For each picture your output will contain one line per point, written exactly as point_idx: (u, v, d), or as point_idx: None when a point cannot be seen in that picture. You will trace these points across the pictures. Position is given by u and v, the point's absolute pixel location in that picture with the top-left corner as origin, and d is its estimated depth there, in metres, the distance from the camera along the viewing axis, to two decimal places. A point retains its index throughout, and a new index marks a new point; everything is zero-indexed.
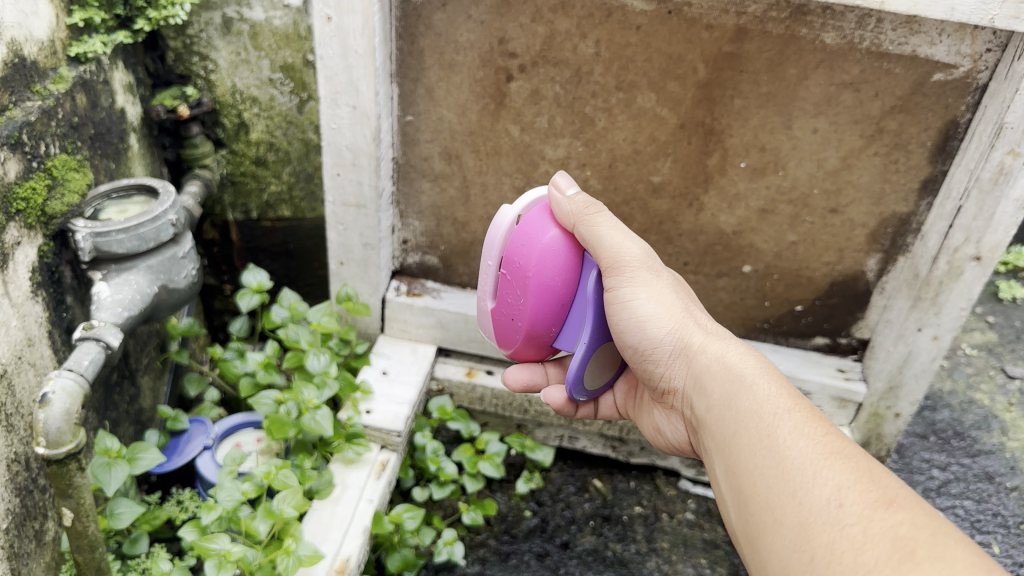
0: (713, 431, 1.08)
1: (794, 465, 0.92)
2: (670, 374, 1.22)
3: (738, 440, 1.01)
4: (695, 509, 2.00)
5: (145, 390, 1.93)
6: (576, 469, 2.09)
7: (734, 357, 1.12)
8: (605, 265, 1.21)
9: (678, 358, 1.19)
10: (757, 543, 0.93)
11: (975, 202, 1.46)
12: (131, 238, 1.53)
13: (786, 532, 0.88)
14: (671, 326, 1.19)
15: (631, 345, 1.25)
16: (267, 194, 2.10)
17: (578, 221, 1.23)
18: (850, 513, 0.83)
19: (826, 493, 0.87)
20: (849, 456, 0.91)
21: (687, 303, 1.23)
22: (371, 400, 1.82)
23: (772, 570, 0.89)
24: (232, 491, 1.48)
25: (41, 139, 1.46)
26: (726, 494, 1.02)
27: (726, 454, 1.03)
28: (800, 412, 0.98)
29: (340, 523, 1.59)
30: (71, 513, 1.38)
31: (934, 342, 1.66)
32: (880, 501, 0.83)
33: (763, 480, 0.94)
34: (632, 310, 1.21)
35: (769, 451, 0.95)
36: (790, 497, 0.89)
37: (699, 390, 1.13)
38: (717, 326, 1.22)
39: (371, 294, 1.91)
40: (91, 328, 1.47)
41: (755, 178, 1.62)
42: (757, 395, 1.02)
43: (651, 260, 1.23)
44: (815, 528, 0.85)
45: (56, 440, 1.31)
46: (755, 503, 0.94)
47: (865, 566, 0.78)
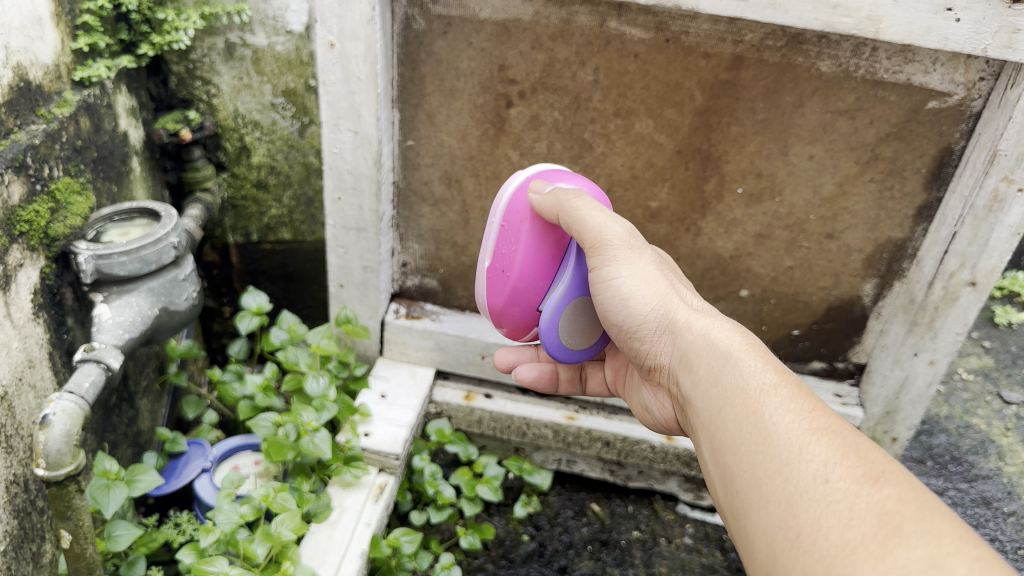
0: (698, 409, 1.05)
1: (778, 440, 0.89)
2: (656, 354, 1.18)
3: (722, 415, 0.98)
4: (692, 533, 2.00)
5: (143, 412, 1.93)
6: (574, 493, 2.08)
7: (719, 333, 1.07)
8: (589, 246, 1.20)
9: (662, 339, 1.15)
10: (743, 521, 0.90)
11: (970, 228, 1.48)
12: (132, 260, 1.54)
13: (772, 509, 0.85)
14: (654, 303, 1.15)
15: (618, 323, 1.23)
16: (267, 218, 2.11)
17: (560, 210, 1.23)
18: (837, 489, 0.81)
19: (812, 469, 0.84)
20: (835, 431, 0.88)
21: (672, 280, 1.18)
22: (370, 423, 1.82)
23: (758, 549, 0.87)
24: (230, 514, 1.48)
25: (45, 162, 1.48)
26: (713, 473, 0.99)
27: (712, 431, 1.00)
28: (787, 387, 0.95)
29: (337, 547, 1.59)
30: (69, 535, 1.39)
31: (931, 367, 1.67)
32: (867, 477, 0.81)
33: (747, 456, 0.91)
34: (618, 290, 1.18)
35: (754, 427, 0.92)
36: (775, 474, 0.87)
37: (683, 366, 1.10)
38: (705, 305, 1.17)
39: (370, 317, 1.92)
40: (92, 350, 1.47)
41: (752, 204, 1.64)
42: (742, 370, 0.99)
43: (633, 239, 1.20)
44: (801, 505, 0.82)
45: (56, 462, 1.31)
46: (741, 479, 0.91)
47: (851, 543, 0.76)
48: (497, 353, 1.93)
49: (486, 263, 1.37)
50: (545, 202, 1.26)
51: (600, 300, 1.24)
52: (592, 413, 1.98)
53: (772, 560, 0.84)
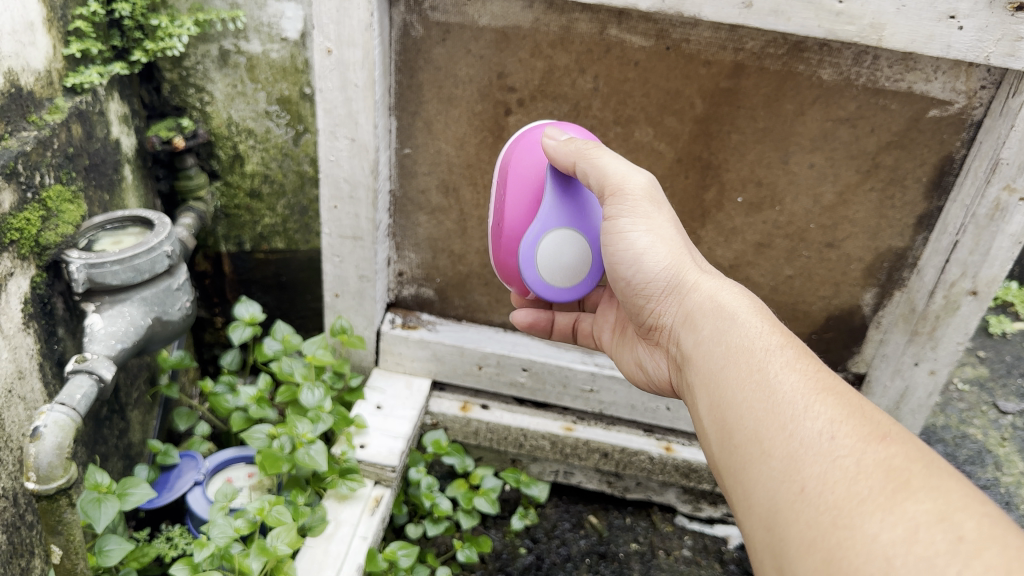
0: (700, 370, 1.02)
1: (784, 398, 0.86)
2: (661, 314, 1.16)
3: (726, 373, 0.95)
4: (691, 545, 1.98)
5: (134, 424, 1.90)
6: (571, 505, 2.06)
7: (727, 296, 1.05)
8: (609, 192, 1.17)
9: (670, 299, 1.13)
10: (741, 476, 0.87)
11: (972, 236, 1.47)
12: (125, 270, 1.51)
13: (774, 465, 0.82)
14: (668, 260, 1.12)
15: (624, 278, 1.20)
16: (261, 227, 2.09)
17: (579, 158, 1.20)
18: (843, 445, 0.78)
19: (818, 426, 0.81)
20: (842, 392, 0.85)
21: (686, 243, 1.17)
22: (365, 435, 1.80)
23: (756, 505, 0.84)
24: (224, 528, 1.45)
25: (36, 169, 1.45)
26: (709, 431, 0.96)
27: (713, 390, 0.97)
28: (792, 349, 0.93)
29: (333, 561, 1.57)
30: (59, 551, 1.35)
31: (931, 376, 1.66)
32: (873, 435, 0.78)
33: (751, 413, 0.88)
34: (626, 247, 1.16)
35: (759, 385, 0.89)
36: (779, 430, 0.84)
37: (689, 327, 1.07)
38: (716, 271, 1.14)
39: (366, 327, 1.90)
40: (84, 361, 1.44)
41: (752, 213, 1.63)
42: (748, 331, 0.97)
43: (655, 192, 1.18)
44: (806, 461, 0.79)
45: (48, 475, 1.28)
46: (741, 436, 0.88)
47: (858, 496, 0.73)
48: (494, 364, 1.91)
49: (490, 220, 1.41)
50: (560, 148, 1.23)
51: (611, 250, 1.21)
52: (590, 424, 1.97)
53: (770, 514, 0.81)
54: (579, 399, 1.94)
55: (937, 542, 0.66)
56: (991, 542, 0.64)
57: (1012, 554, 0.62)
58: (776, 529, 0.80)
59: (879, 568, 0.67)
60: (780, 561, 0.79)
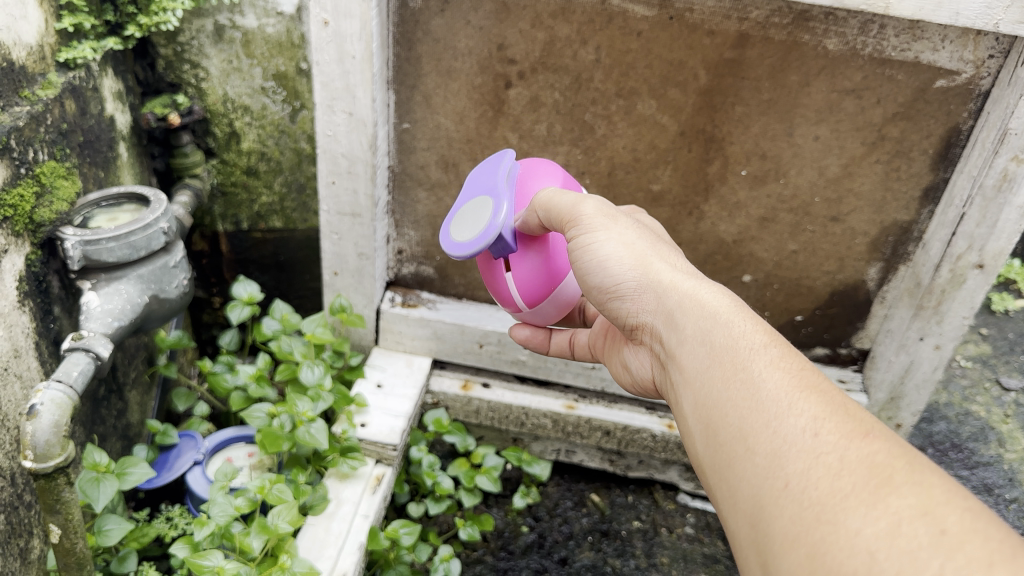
0: (681, 369, 0.98)
1: (767, 394, 0.83)
2: (636, 314, 1.07)
3: (707, 369, 0.92)
4: (694, 523, 1.97)
5: (132, 404, 1.88)
6: (573, 484, 2.05)
7: (706, 292, 1.00)
8: (564, 227, 1.11)
9: (644, 301, 1.05)
10: (725, 473, 0.84)
11: (978, 209, 1.46)
12: (121, 246, 1.49)
13: (758, 461, 0.79)
14: (635, 266, 1.05)
15: (593, 291, 1.13)
16: (258, 205, 2.07)
17: (536, 206, 1.15)
18: (825, 442, 0.75)
19: (801, 423, 0.78)
20: (824, 390, 0.82)
21: (653, 243, 1.11)
22: (366, 414, 1.79)
23: (740, 500, 0.81)
24: (225, 507, 1.44)
25: (30, 145, 1.42)
26: (693, 428, 0.93)
27: (695, 387, 0.94)
28: (776, 346, 0.89)
29: (334, 539, 1.56)
30: (58, 530, 1.33)
31: (937, 351, 1.65)
32: (857, 431, 0.75)
33: (733, 409, 0.85)
34: (590, 255, 1.09)
35: (741, 382, 0.86)
36: (762, 427, 0.81)
37: (665, 327, 1.02)
38: (690, 267, 1.08)
39: (365, 305, 1.88)
40: (81, 338, 1.43)
41: (756, 186, 1.61)
42: (730, 328, 0.93)
43: (606, 209, 1.12)
44: (789, 458, 0.76)
45: (45, 453, 1.26)
46: (724, 433, 0.85)
47: (840, 493, 0.70)
48: (495, 343, 1.90)
49: None
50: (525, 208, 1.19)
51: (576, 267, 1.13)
52: (592, 402, 1.96)
53: (755, 510, 0.78)
54: (581, 376, 1.92)
55: (920, 537, 0.62)
56: (973, 536, 0.61)
57: (995, 549, 0.60)
58: (761, 524, 0.77)
59: (862, 563, 0.64)
60: (764, 557, 0.76)
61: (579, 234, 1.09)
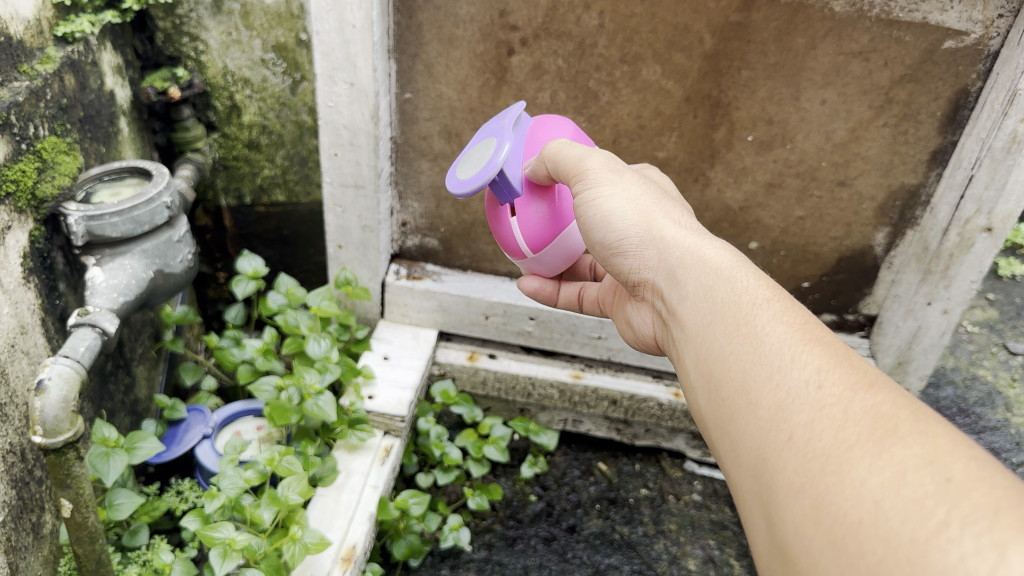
0: (686, 324, 0.97)
1: (770, 347, 0.82)
2: (639, 270, 1.07)
3: (710, 325, 0.90)
4: (701, 490, 1.98)
5: (140, 380, 1.88)
6: (580, 453, 2.06)
7: (709, 249, 0.99)
8: (571, 179, 1.11)
9: (646, 256, 1.05)
10: (728, 428, 0.83)
11: (987, 171, 1.44)
12: (125, 221, 1.48)
13: (761, 415, 0.78)
14: (638, 220, 1.05)
15: (597, 247, 1.13)
16: (260, 179, 2.06)
17: (543, 158, 1.15)
18: (830, 394, 0.73)
19: (805, 376, 0.77)
20: (828, 342, 0.80)
21: (659, 198, 1.10)
22: (373, 385, 1.79)
23: (743, 455, 0.79)
24: (235, 479, 1.44)
25: (30, 120, 1.42)
26: (696, 385, 0.92)
27: (698, 343, 0.92)
28: (780, 301, 0.88)
29: (344, 510, 1.58)
30: (69, 504, 1.33)
31: (944, 316, 1.64)
32: (861, 382, 0.74)
33: (736, 364, 0.84)
34: (594, 213, 1.09)
35: (745, 337, 0.85)
36: (766, 381, 0.79)
37: (669, 282, 1.01)
38: (693, 222, 1.07)
39: (370, 278, 1.87)
40: (87, 314, 1.43)
41: (762, 151, 1.59)
42: (734, 283, 0.92)
43: (612, 162, 1.12)
44: (794, 410, 0.75)
45: (54, 429, 1.26)
46: (727, 387, 0.84)
47: (845, 444, 0.68)
48: (501, 314, 1.89)
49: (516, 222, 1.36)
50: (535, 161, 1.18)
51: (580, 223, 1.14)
52: (598, 371, 1.96)
53: (758, 464, 0.77)
54: (587, 346, 1.92)
55: (925, 485, 0.61)
56: (981, 483, 0.59)
57: (1001, 495, 0.57)
58: (765, 477, 0.76)
59: (868, 512, 0.63)
60: (768, 509, 0.75)
61: (585, 187, 1.08)
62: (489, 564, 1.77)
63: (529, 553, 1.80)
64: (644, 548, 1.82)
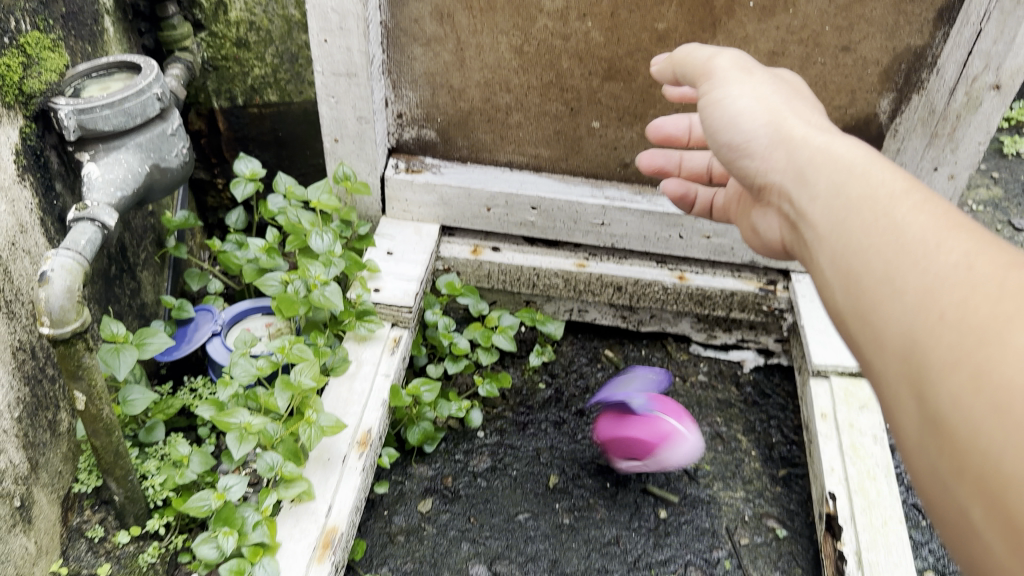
0: (814, 227, 0.88)
1: (913, 238, 0.74)
2: (764, 174, 1.01)
3: (842, 221, 0.83)
4: (706, 371, 2.00)
5: (145, 285, 1.89)
6: (587, 342, 2.08)
7: (840, 146, 0.91)
8: (699, 80, 1.12)
9: (772, 158, 0.98)
10: (868, 321, 0.74)
11: (996, 24, 1.45)
12: (116, 114, 1.47)
13: (906, 299, 0.70)
14: (765, 118, 1.01)
15: (722, 148, 1.07)
16: (251, 78, 2.01)
17: (673, 62, 1.18)
18: (982, 270, 0.66)
19: (954, 256, 0.69)
20: (975, 228, 0.73)
21: (792, 103, 1.04)
22: (378, 279, 1.78)
23: (886, 346, 0.71)
24: (247, 367, 1.47)
25: (10, 14, 1.37)
26: (827, 285, 0.83)
27: (830, 241, 0.84)
28: (920, 193, 0.80)
29: (358, 397, 1.61)
30: (83, 396, 1.34)
31: (951, 181, 1.68)
32: (1017, 260, 0.66)
33: (876, 254, 0.76)
34: (721, 115, 1.06)
35: (884, 228, 0.77)
36: (910, 268, 0.72)
37: (798, 183, 0.93)
38: (826, 122, 1.01)
39: (369, 173, 1.85)
40: (85, 209, 1.42)
41: (765, 18, 1.55)
42: (870, 178, 0.84)
43: (743, 63, 1.10)
44: (944, 292, 0.67)
45: (61, 320, 1.25)
46: (867, 279, 0.76)
47: (1006, 312, 0.61)
48: (502, 205, 1.88)
49: None
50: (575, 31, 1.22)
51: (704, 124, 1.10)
52: (603, 260, 1.95)
53: (904, 350, 0.69)
54: (590, 234, 1.91)
55: None
56: None
57: None
58: (913, 364, 0.67)
59: None
60: (916, 396, 0.66)
61: (712, 90, 1.08)
62: (501, 448, 1.81)
63: (540, 436, 1.84)
64: None
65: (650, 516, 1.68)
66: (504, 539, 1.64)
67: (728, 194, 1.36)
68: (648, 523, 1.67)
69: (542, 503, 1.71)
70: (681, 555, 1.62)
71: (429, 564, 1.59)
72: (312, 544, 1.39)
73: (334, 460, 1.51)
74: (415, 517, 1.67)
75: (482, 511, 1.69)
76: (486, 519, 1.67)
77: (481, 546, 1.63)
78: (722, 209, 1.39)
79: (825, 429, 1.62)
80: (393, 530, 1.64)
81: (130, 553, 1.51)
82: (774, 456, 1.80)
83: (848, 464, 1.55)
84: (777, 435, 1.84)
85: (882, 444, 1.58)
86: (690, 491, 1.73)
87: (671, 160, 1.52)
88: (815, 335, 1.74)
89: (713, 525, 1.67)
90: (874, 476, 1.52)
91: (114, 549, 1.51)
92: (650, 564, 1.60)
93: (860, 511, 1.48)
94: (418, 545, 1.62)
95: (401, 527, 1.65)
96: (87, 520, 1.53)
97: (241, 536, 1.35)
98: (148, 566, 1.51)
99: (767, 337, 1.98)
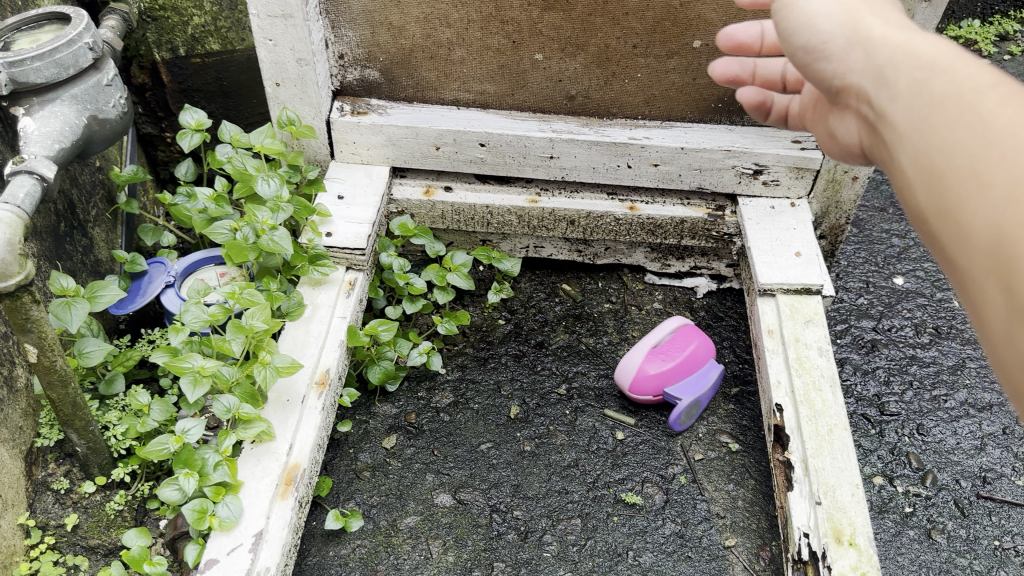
0: (886, 124, 0.83)
1: (1002, 132, 0.70)
2: (852, 75, 0.86)
3: (926, 116, 0.77)
4: (662, 299, 2.04)
5: (99, 242, 1.87)
6: (545, 278, 2.09)
7: (914, 32, 0.82)
8: None
9: (853, 57, 0.85)
10: (957, 221, 0.73)
11: None
12: (48, 65, 1.46)
13: (995, 199, 0.69)
14: (841, 12, 0.87)
15: (797, 50, 0.91)
16: (192, 28, 1.99)
17: None
18: None
19: None
20: None
21: None
22: (330, 223, 1.78)
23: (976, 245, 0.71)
24: (198, 314, 1.48)
25: None
26: (906, 181, 0.79)
27: (904, 138, 0.79)
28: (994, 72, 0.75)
29: (315, 339, 1.62)
30: (34, 349, 1.35)
31: None
32: None
33: (963, 150, 0.73)
34: (795, 16, 0.90)
35: (967, 122, 0.73)
36: (1001, 165, 0.69)
37: (875, 79, 0.83)
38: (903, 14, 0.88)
39: (314, 116, 1.85)
40: (21, 162, 1.41)
41: None
42: (942, 58, 0.78)
43: None
44: None
45: (3, 272, 1.25)
46: (954, 178, 0.73)
47: None
48: (451, 143, 1.87)
49: None
50: None
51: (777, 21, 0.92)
52: (555, 194, 1.96)
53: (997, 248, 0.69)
54: (540, 169, 1.91)
55: None
56: None
57: None
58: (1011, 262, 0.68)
59: None
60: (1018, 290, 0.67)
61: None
62: (463, 383, 1.84)
63: (501, 369, 1.88)
64: (610, 354, 1.91)
65: (609, 439, 1.74)
66: (468, 468, 1.68)
67: (807, 97, 1.13)
68: (606, 445, 1.72)
69: (504, 432, 1.75)
70: (639, 474, 1.67)
71: (395, 496, 1.63)
72: (274, 482, 1.42)
73: (293, 401, 1.53)
74: (380, 453, 1.70)
75: (445, 443, 1.72)
76: (450, 451, 1.71)
77: (445, 476, 1.67)
78: (799, 116, 1.17)
79: (772, 344, 1.66)
80: (359, 467, 1.68)
81: (97, 502, 1.55)
82: (727, 375, 1.87)
83: (794, 376, 1.60)
84: (730, 355, 1.91)
85: (827, 356, 1.63)
86: (647, 412, 1.78)
87: (744, 69, 1.25)
88: (761, 256, 1.78)
89: (669, 444, 1.73)
90: (819, 386, 1.58)
91: (81, 499, 1.55)
92: (609, 483, 1.66)
93: (806, 419, 1.53)
94: (383, 479, 1.66)
95: (366, 464, 1.68)
96: (52, 473, 1.56)
97: (202, 476, 1.37)
98: (117, 514, 1.54)
99: (719, 262, 2.03)
